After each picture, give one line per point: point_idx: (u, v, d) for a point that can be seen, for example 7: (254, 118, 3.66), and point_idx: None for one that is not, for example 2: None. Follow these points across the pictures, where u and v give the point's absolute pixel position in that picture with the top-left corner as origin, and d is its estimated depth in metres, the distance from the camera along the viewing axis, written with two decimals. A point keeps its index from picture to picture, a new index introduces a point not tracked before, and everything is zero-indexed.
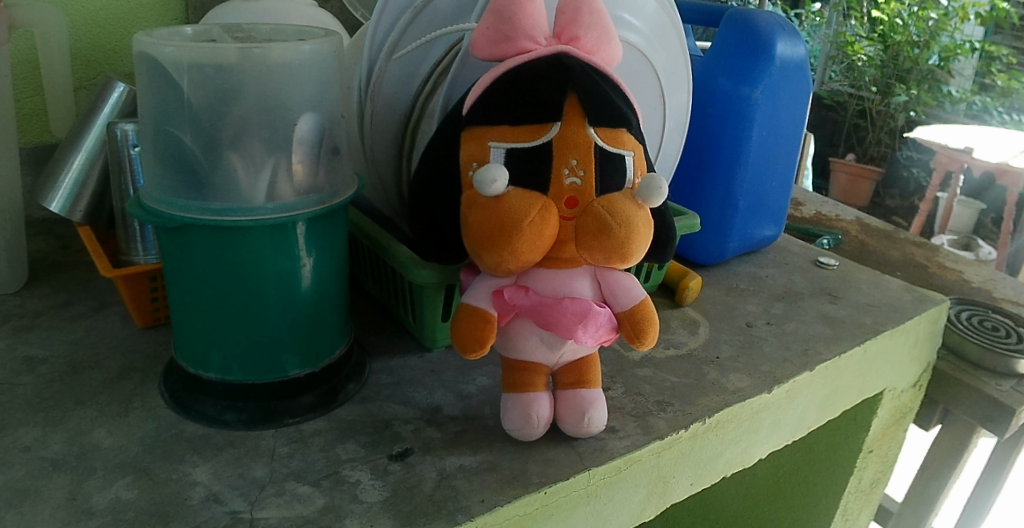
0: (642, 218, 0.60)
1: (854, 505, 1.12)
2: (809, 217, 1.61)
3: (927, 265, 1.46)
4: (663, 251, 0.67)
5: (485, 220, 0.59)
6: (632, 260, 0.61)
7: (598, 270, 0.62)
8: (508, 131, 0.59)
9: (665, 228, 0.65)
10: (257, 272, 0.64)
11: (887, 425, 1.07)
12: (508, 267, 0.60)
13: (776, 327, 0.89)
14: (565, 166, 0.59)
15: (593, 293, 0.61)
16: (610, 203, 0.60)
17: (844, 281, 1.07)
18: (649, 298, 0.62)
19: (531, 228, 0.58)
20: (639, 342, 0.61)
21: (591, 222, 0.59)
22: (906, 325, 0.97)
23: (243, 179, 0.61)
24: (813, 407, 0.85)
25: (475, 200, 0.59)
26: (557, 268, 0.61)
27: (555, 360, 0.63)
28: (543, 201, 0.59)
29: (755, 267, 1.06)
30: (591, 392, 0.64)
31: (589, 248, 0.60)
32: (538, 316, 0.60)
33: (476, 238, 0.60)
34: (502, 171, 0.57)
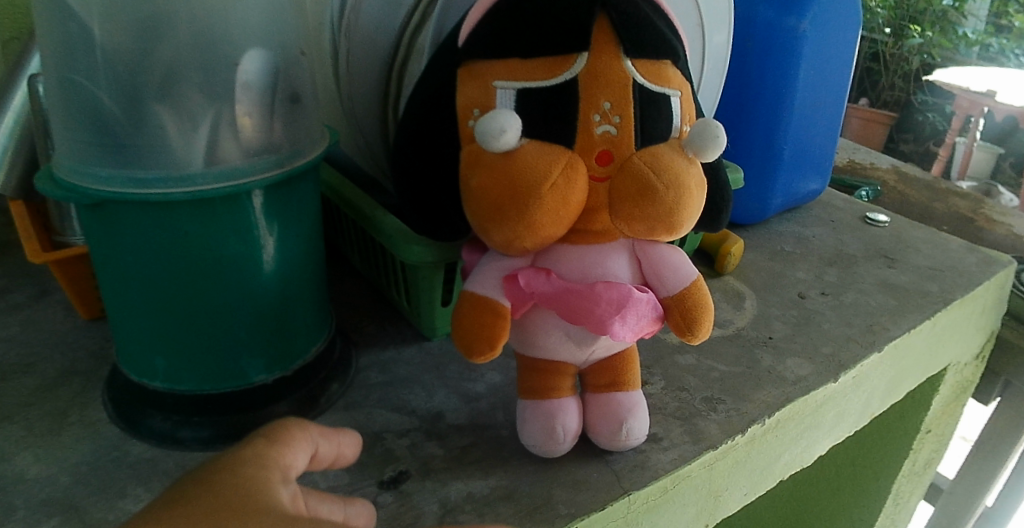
0: (694, 178, 0.47)
1: (906, 488, 1.00)
2: (842, 166, 1.47)
3: (972, 217, 1.33)
4: (716, 216, 0.53)
5: (491, 185, 0.45)
6: (681, 230, 0.48)
7: (638, 243, 0.49)
8: (519, 66, 0.45)
9: (719, 187, 0.52)
10: (203, 258, 0.50)
11: (947, 401, 0.95)
12: (523, 244, 0.46)
13: (833, 299, 0.76)
14: (595, 111, 0.45)
15: (632, 274, 0.48)
16: (654, 157, 0.46)
17: (899, 241, 0.94)
18: (702, 277, 0.49)
19: (551, 194, 0.44)
20: (690, 335, 0.48)
21: (631, 184, 0.45)
22: (976, 292, 0.84)
23: (175, 139, 0.47)
24: (878, 392, 0.73)
25: (479, 157, 0.46)
26: (586, 244, 0.48)
27: (584, 358, 0.50)
28: (568, 156, 0.45)
29: (799, 226, 0.93)
30: (629, 396, 0.51)
31: (628, 217, 0.46)
32: (562, 306, 0.47)
33: (481, 208, 0.46)
34: (514, 118, 0.43)
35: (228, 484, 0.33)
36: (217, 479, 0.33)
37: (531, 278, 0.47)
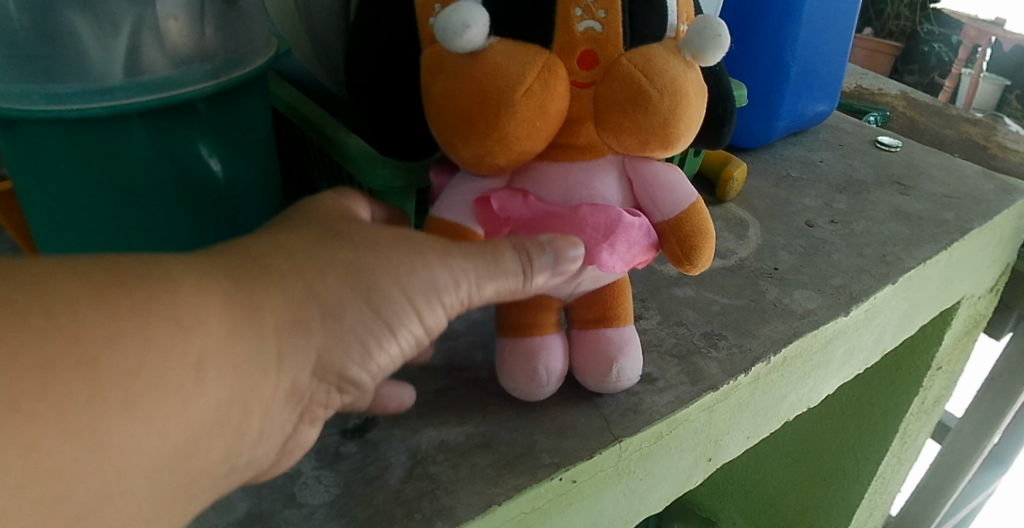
0: (692, 83, 0.41)
1: (913, 427, 0.96)
2: (848, 92, 1.39)
3: (985, 145, 1.26)
4: (718, 131, 0.47)
5: (457, 93, 0.39)
6: (678, 145, 0.42)
7: (628, 160, 0.43)
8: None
9: (721, 96, 0.46)
10: (134, 180, 0.45)
11: (959, 336, 0.91)
12: (496, 161, 0.40)
13: (843, 227, 0.70)
14: (576, 4, 0.38)
15: (622, 196, 0.43)
16: (645, 57, 0.39)
17: (913, 167, 0.87)
18: (701, 200, 0.43)
19: (525, 102, 0.38)
20: (686, 265, 0.43)
21: (619, 90, 0.39)
22: (995, 221, 0.79)
23: (91, 46, 0.41)
24: (890, 327, 0.68)
25: (443, 61, 0.39)
26: (569, 162, 0.42)
27: (568, 292, 0.45)
28: (546, 59, 0.39)
29: (805, 150, 0.86)
30: (619, 333, 0.46)
31: (615, 128, 0.40)
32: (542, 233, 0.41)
33: (446, 120, 0.40)
34: (480, 11, 0.37)
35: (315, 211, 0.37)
36: (303, 210, 0.38)
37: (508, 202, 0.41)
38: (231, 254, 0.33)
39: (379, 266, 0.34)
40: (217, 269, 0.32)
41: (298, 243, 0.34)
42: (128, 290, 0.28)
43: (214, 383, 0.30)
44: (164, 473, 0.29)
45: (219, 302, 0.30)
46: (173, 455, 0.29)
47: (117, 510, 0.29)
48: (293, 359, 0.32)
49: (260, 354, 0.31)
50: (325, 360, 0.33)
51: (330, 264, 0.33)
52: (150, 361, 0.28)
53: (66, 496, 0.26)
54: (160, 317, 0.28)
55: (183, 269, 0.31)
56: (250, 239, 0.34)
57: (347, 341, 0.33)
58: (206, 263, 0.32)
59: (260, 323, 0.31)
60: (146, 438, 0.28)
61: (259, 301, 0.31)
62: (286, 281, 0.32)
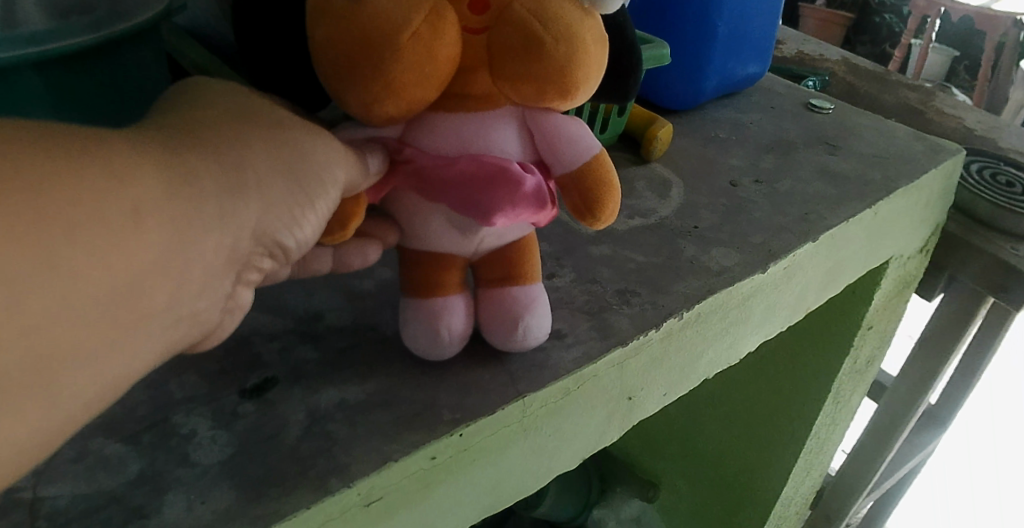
0: (591, 31, 0.40)
1: (847, 386, 0.99)
2: (792, 57, 1.40)
3: (922, 110, 1.29)
4: (623, 85, 0.47)
5: (339, 36, 0.37)
6: (579, 95, 0.41)
7: (529, 111, 0.42)
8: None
9: (626, 46, 0.45)
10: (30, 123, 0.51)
11: (890, 295, 0.92)
12: (384, 110, 0.39)
13: (768, 187, 0.71)
14: None
15: (520, 147, 0.42)
16: (541, 2, 0.38)
17: (843, 128, 0.88)
18: (604, 154, 0.43)
19: (412, 46, 0.37)
20: (587, 219, 0.42)
21: (513, 35, 0.38)
22: (922, 180, 0.80)
23: None
24: (813, 285, 0.68)
25: (325, 2, 0.37)
26: (465, 111, 0.41)
27: (472, 250, 0.44)
28: (434, 1, 0.37)
29: (736, 111, 0.87)
30: (526, 291, 0.45)
31: (509, 75, 0.39)
32: (423, 178, 0.41)
33: (333, 69, 0.38)
34: None
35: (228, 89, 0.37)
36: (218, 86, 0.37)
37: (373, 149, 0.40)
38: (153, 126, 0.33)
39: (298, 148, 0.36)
40: (144, 135, 0.32)
41: (220, 117, 0.35)
42: (60, 134, 0.28)
43: (160, 228, 0.30)
44: (110, 318, 0.29)
45: (151, 158, 0.30)
46: (120, 298, 0.29)
47: (68, 344, 0.27)
48: (233, 217, 0.33)
49: (201, 207, 0.31)
50: (263, 225, 0.34)
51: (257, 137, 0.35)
52: (89, 197, 0.27)
53: (18, 330, 0.25)
54: (94, 165, 0.28)
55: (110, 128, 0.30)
56: (165, 116, 0.34)
57: (274, 206, 0.34)
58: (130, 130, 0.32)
59: (195, 184, 0.31)
60: (93, 279, 0.27)
61: (192, 164, 0.32)
62: (217, 148, 0.33)
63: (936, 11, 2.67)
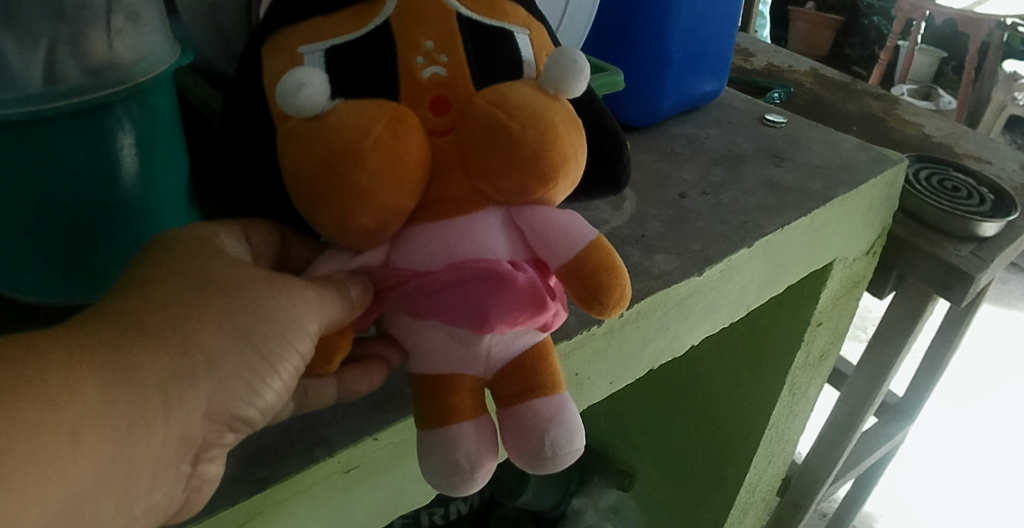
0: (559, 111, 0.45)
1: (802, 378, 1.07)
2: (761, 69, 1.48)
3: (885, 119, 1.37)
4: (613, 169, 0.53)
5: (309, 154, 0.42)
6: (561, 183, 0.45)
7: (514, 209, 0.46)
8: (323, 28, 0.45)
9: (606, 132, 0.52)
10: (75, 178, 0.53)
11: (838, 294, 1.01)
12: (360, 220, 0.43)
13: (713, 198, 0.79)
14: (417, 52, 0.44)
15: (511, 249, 0.45)
16: (496, 91, 0.44)
17: (792, 141, 0.96)
18: (598, 238, 0.45)
19: (377, 151, 0.42)
20: (594, 300, 0.44)
21: (477, 126, 0.43)
22: (860, 189, 0.87)
23: (14, 61, 0.49)
24: (752, 286, 0.77)
25: (295, 132, 0.43)
26: (451, 219, 0.45)
27: (482, 366, 0.46)
28: (394, 109, 0.43)
29: (693, 127, 0.95)
30: (548, 403, 0.45)
31: (481, 166, 0.44)
32: (413, 293, 0.45)
33: (309, 190, 0.43)
34: (315, 74, 0.42)
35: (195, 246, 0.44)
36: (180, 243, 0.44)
37: (359, 281, 0.46)
38: (110, 318, 0.40)
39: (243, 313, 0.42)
40: (97, 340, 0.39)
41: (172, 295, 0.41)
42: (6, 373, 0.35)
43: (96, 445, 0.37)
44: (58, 526, 0.37)
45: (92, 373, 0.38)
46: (64, 513, 0.37)
47: None
48: (178, 407, 0.40)
49: (144, 409, 0.39)
50: (216, 405, 0.41)
51: (203, 315, 0.41)
52: (24, 436, 0.35)
53: None
54: (30, 396, 0.35)
55: (57, 347, 0.38)
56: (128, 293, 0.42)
57: (229, 378, 0.41)
58: (87, 330, 0.39)
59: (138, 380, 0.39)
60: (32, 504, 0.35)
61: (137, 361, 0.39)
62: (162, 337, 0.40)
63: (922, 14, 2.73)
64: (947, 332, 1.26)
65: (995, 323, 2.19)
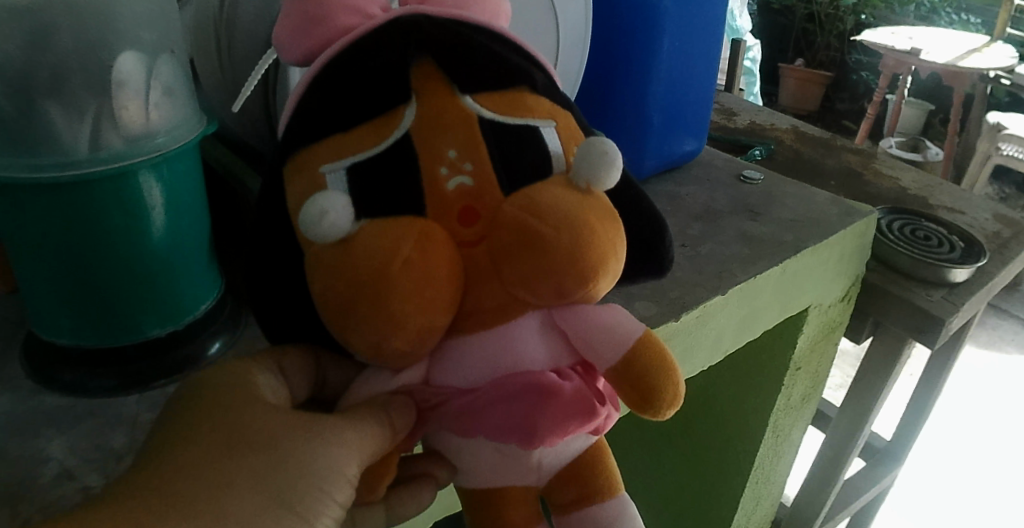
0: (592, 206, 0.46)
1: (785, 421, 1.13)
2: (743, 128, 1.57)
3: (862, 173, 1.44)
4: (655, 251, 0.53)
5: (340, 277, 0.44)
6: (601, 280, 0.46)
7: (555, 312, 0.48)
8: (345, 145, 0.46)
9: (644, 214, 0.53)
10: (110, 233, 0.59)
11: (816, 338, 1.06)
12: (394, 343, 0.44)
13: (690, 250, 0.85)
14: (441, 163, 0.45)
15: (553, 359, 0.48)
16: (526, 194, 0.45)
17: (768, 196, 1.03)
18: (644, 334, 0.48)
19: (406, 272, 0.43)
20: (642, 404, 0.47)
21: (509, 234, 0.45)
22: (831, 240, 0.93)
23: (63, 131, 0.56)
24: (728, 332, 0.83)
25: (322, 261, 0.44)
26: (493, 331, 0.47)
27: (534, 477, 0.50)
28: (423, 224, 0.44)
29: (675, 184, 1.02)
30: (606, 509, 0.51)
31: (517, 275, 0.45)
32: (461, 409, 0.48)
33: (339, 315, 0.45)
34: (335, 199, 0.43)
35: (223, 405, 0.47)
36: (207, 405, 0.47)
37: (402, 406, 0.48)
38: (142, 490, 0.42)
39: (280, 470, 0.44)
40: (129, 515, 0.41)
41: (202, 458, 0.44)
42: None
43: None
44: None
45: None
46: None
47: None
48: None
49: None
50: None
51: (238, 470, 0.44)
52: None
53: None
54: None
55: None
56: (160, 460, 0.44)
57: None
58: (119, 509, 0.41)
59: None
60: None
61: None
62: (197, 504, 0.42)
63: (906, 69, 2.82)
64: (931, 375, 1.34)
65: (987, 370, 2.22)
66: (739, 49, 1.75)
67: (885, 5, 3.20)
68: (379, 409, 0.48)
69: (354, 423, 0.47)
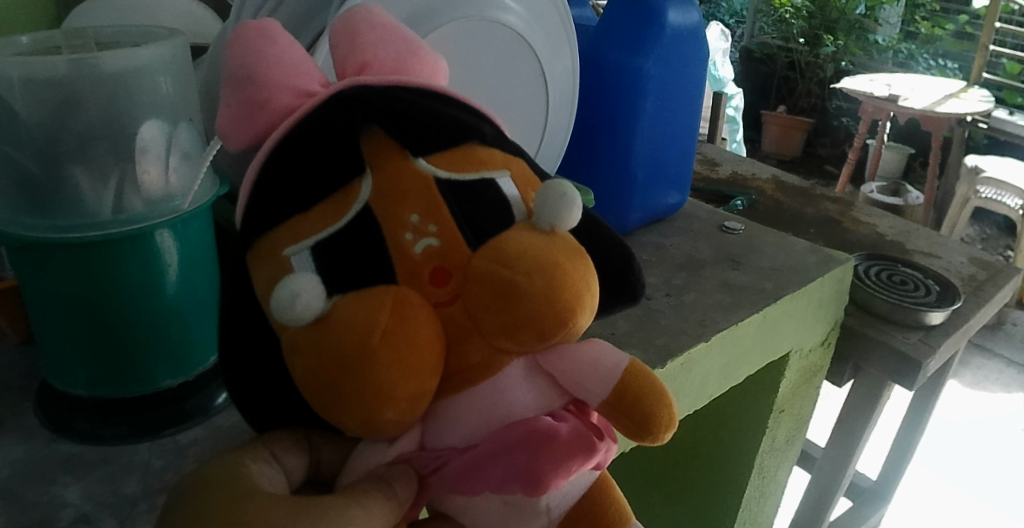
0: (562, 246, 0.46)
1: (770, 462, 1.16)
2: (725, 178, 1.62)
3: (841, 220, 1.49)
4: (626, 282, 0.54)
5: (323, 360, 0.43)
6: (582, 317, 0.46)
7: (539, 357, 0.48)
8: (303, 224, 0.45)
9: (611, 249, 0.54)
10: (129, 290, 0.63)
11: (797, 383, 1.10)
12: (385, 415, 0.44)
13: (675, 299, 0.90)
14: (405, 228, 0.45)
15: (543, 404, 0.48)
16: (495, 245, 0.45)
17: (748, 246, 1.07)
18: (632, 362, 0.48)
19: (387, 339, 0.42)
20: (642, 432, 0.47)
21: (485, 289, 0.44)
22: (809, 287, 0.98)
23: (88, 194, 0.61)
24: (712, 377, 0.86)
25: (299, 346, 0.44)
26: (481, 385, 0.47)
27: (546, 524, 0.50)
28: (395, 292, 0.43)
29: (659, 236, 1.07)
30: None
31: (498, 327, 0.45)
32: (461, 469, 0.47)
33: (323, 397, 0.44)
34: (303, 280, 0.42)
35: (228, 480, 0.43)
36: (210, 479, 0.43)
37: (402, 476, 0.47)
38: None
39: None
40: None
41: None
42: None
43: None
44: None
45: None
46: None
47: None
48: None
49: None
50: None
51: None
52: None
53: None
54: None
55: None
56: None
57: None
58: None
59: None
60: None
61: None
62: None
63: (885, 115, 2.91)
64: (913, 417, 1.39)
65: (974, 409, 2.25)
66: (721, 101, 1.82)
67: (864, 53, 3.32)
68: (380, 482, 0.46)
69: (358, 499, 0.44)
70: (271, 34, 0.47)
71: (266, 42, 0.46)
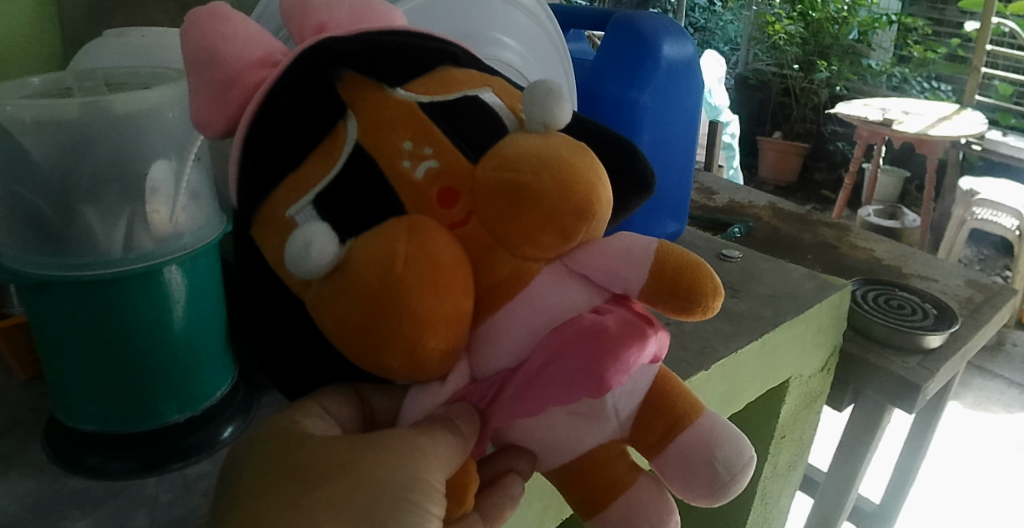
0: (560, 142, 0.48)
1: (773, 488, 1.17)
2: (722, 206, 1.65)
3: (837, 245, 1.51)
4: (634, 168, 0.55)
5: (351, 303, 0.44)
6: (597, 208, 0.47)
7: (566, 259, 0.49)
8: (300, 183, 0.47)
9: (610, 141, 0.55)
10: (137, 326, 0.64)
11: (798, 409, 1.10)
12: (425, 349, 0.45)
13: (675, 328, 0.91)
14: (402, 155, 0.47)
15: (583, 305, 0.49)
16: (494, 153, 0.47)
17: (745, 273, 1.09)
18: (663, 242, 0.49)
19: (414, 263, 0.44)
20: (684, 309, 0.47)
21: (498, 195, 0.45)
22: (807, 313, 0.99)
23: (98, 233, 0.62)
24: (713, 405, 0.87)
25: (325, 299, 0.46)
26: (511, 298, 0.48)
27: (614, 428, 0.51)
28: (407, 221, 0.45)
29: None
30: (700, 426, 0.51)
31: (516, 232, 0.46)
32: (513, 388, 0.48)
33: (357, 343, 0.46)
34: (314, 228, 0.44)
35: (292, 436, 0.47)
36: (275, 436, 0.48)
37: (463, 412, 0.49)
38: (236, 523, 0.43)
39: (362, 491, 0.43)
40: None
41: (280, 493, 0.44)
42: None
43: None
44: None
45: None
46: None
47: None
48: None
49: None
50: None
51: (318, 503, 0.43)
52: None
53: None
54: None
55: None
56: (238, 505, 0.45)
57: None
58: None
59: None
60: None
61: None
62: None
63: (880, 139, 2.93)
64: (915, 439, 1.40)
65: (976, 431, 2.25)
66: (717, 129, 1.85)
67: (858, 77, 3.37)
68: (443, 422, 0.48)
69: (427, 432, 0.47)
70: (224, 15, 0.50)
71: (220, 24, 0.49)
